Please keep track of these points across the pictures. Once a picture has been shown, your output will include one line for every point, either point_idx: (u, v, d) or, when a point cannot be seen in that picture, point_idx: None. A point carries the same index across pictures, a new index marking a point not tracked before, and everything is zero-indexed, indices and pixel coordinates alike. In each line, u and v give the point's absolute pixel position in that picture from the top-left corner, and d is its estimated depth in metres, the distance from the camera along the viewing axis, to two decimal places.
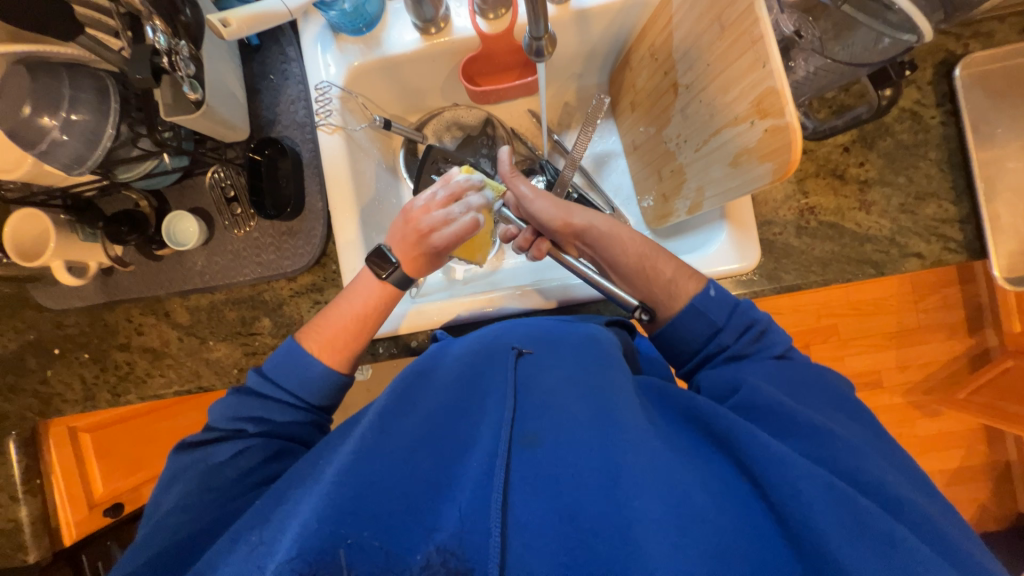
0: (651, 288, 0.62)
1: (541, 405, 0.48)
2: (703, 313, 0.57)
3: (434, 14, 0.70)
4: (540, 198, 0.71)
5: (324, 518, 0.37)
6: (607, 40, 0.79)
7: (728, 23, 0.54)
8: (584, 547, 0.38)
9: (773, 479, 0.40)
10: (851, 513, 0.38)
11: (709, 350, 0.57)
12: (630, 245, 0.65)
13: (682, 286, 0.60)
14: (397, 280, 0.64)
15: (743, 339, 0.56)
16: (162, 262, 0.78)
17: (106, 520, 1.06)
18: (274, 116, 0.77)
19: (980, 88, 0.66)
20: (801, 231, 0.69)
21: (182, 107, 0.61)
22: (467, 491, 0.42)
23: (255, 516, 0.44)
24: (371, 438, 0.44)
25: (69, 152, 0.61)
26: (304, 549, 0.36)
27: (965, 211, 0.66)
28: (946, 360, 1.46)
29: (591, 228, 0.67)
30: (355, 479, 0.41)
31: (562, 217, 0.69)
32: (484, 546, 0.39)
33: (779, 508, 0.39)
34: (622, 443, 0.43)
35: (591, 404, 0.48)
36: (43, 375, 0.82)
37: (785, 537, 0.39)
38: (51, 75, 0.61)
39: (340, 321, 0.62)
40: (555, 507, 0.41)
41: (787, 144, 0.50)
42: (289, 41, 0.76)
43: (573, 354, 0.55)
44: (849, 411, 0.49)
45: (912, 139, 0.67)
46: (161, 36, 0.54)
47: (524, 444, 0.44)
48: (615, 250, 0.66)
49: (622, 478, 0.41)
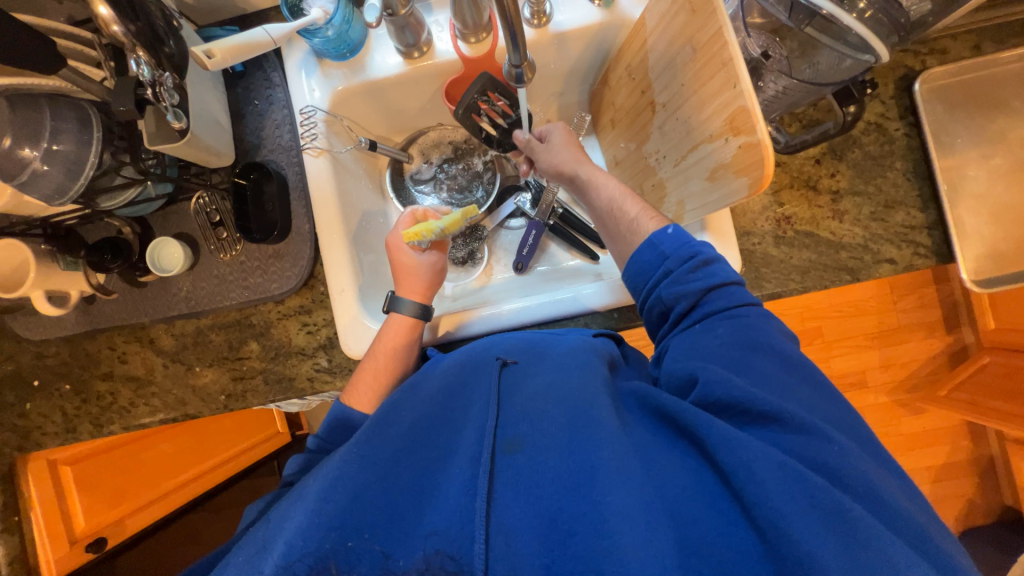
0: (617, 226, 0.66)
1: (522, 410, 0.49)
2: (654, 245, 0.58)
3: (416, 39, 0.72)
4: (556, 136, 0.75)
5: (312, 533, 0.39)
6: (586, 60, 0.82)
7: (700, 45, 0.56)
8: (562, 545, 0.39)
9: (743, 478, 0.40)
10: (802, 488, 0.39)
11: (656, 278, 0.58)
12: (608, 184, 0.68)
13: (643, 224, 0.63)
14: (416, 312, 0.71)
15: (688, 266, 0.56)
16: (146, 288, 0.77)
17: (88, 556, 1.02)
18: (259, 140, 0.77)
19: (940, 101, 0.69)
20: (779, 241, 0.71)
21: (164, 135, 0.61)
22: (454, 496, 0.43)
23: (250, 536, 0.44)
24: (358, 450, 0.45)
25: (49, 183, 0.61)
26: (301, 554, 0.38)
27: (932, 217, 0.69)
28: (926, 358, 1.50)
29: (582, 166, 0.71)
30: (344, 491, 0.41)
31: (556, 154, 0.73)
32: (471, 549, 0.40)
33: (746, 498, 0.40)
34: (597, 440, 0.43)
35: (569, 405, 0.48)
36: (23, 408, 0.80)
37: (750, 522, 0.39)
38: (32, 107, 0.61)
39: (367, 366, 0.67)
40: (535, 511, 0.41)
41: (760, 160, 0.52)
42: (273, 66, 0.77)
43: (557, 360, 0.56)
44: (814, 388, 0.50)
45: (879, 150, 0.70)
46: (145, 67, 0.53)
47: (507, 450, 0.45)
48: (591, 187, 0.70)
49: (598, 476, 0.41)
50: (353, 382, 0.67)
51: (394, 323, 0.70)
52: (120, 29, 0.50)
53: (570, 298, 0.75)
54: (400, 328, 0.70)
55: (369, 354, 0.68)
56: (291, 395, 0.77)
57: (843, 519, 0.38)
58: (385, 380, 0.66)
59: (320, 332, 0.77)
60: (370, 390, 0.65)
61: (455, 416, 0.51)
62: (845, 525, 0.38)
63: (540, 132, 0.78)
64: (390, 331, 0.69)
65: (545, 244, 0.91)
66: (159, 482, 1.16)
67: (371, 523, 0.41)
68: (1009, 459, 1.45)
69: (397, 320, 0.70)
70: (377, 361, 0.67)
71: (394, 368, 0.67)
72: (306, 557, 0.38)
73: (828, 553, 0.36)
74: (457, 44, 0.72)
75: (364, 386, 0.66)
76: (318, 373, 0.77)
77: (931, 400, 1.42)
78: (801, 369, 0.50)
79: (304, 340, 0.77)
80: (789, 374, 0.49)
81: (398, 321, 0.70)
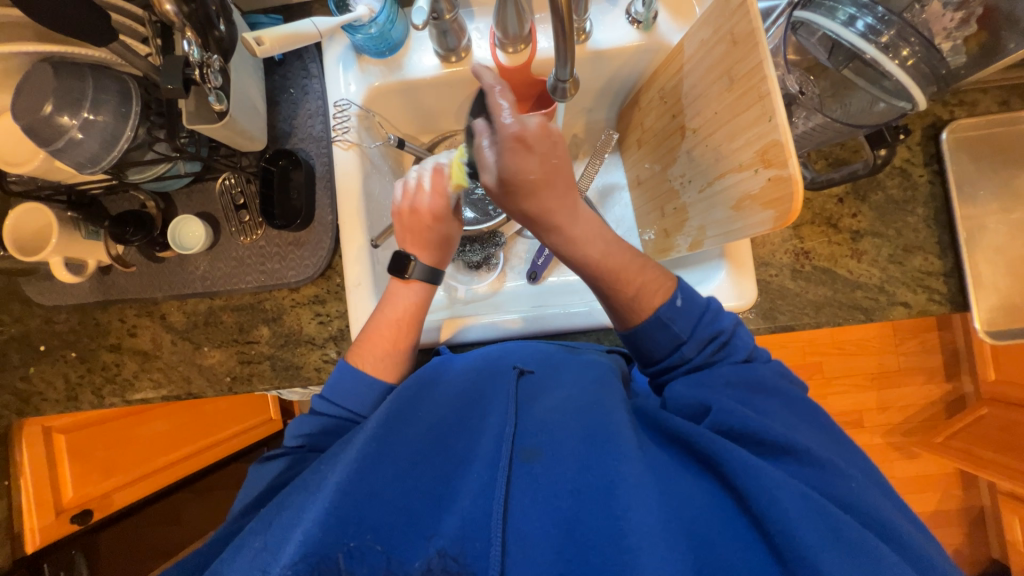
0: (614, 302, 0.59)
1: (541, 421, 0.50)
2: (667, 325, 0.57)
3: (457, 44, 0.73)
4: (497, 166, 0.53)
5: (328, 525, 0.39)
6: (619, 80, 0.83)
7: (738, 76, 0.58)
8: (578, 557, 0.39)
9: (759, 498, 0.41)
10: (830, 526, 0.39)
11: (671, 359, 0.58)
12: (594, 261, 0.57)
13: (645, 301, 0.58)
14: (422, 275, 0.66)
15: (706, 351, 0.57)
16: (164, 264, 0.77)
17: (71, 528, 0.99)
18: (290, 129, 0.78)
19: (965, 152, 0.70)
20: (796, 275, 0.72)
21: (204, 116, 0.62)
22: (473, 496, 0.43)
23: (258, 525, 0.43)
24: (373, 446, 0.46)
25: (84, 152, 0.61)
26: (311, 549, 0.37)
27: (949, 265, 0.70)
28: (924, 403, 1.50)
29: (564, 230, 0.56)
30: (361, 483, 0.42)
31: (520, 199, 0.54)
32: (485, 553, 0.40)
33: (763, 521, 0.40)
34: (616, 453, 0.44)
35: (587, 420, 0.49)
36: (25, 372, 0.80)
37: (768, 547, 0.39)
38: (75, 75, 0.61)
39: (375, 327, 0.64)
40: (553, 520, 0.41)
41: (789, 194, 0.53)
42: (312, 57, 0.78)
43: (573, 375, 0.57)
44: (804, 415, 0.52)
45: (901, 195, 0.71)
46: (196, 48, 0.54)
47: (524, 458, 0.46)
48: (576, 264, 0.58)
49: (619, 490, 0.42)
50: (356, 340, 0.65)
51: (408, 292, 0.66)
52: (172, 9, 0.51)
53: (586, 312, 0.75)
54: (408, 301, 0.66)
55: (373, 320, 0.65)
56: (296, 383, 0.77)
57: (866, 554, 0.38)
58: (388, 347, 0.63)
59: (332, 323, 0.77)
60: (376, 355, 0.63)
61: (472, 423, 0.52)
62: (863, 554, 0.38)
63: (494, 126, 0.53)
64: (395, 305, 0.65)
65: (560, 257, 0.92)
66: (153, 457, 1.16)
67: (380, 524, 0.40)
68: (999, 511, 1.45)
69: (406, 297, 0.66)
70: (399, 333, 0.64)
71: (401, 338, 0.64)
72: (310, 557, 0.37)
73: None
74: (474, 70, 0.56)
75: (365, 347, 0.63)
76: (325, 364, 0.77)
77: (926, 445, 1.42)
78: (789, 400, 0.53)
79: (316, 329, 0.77)
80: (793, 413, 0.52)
81: (408, 288, 0.66)
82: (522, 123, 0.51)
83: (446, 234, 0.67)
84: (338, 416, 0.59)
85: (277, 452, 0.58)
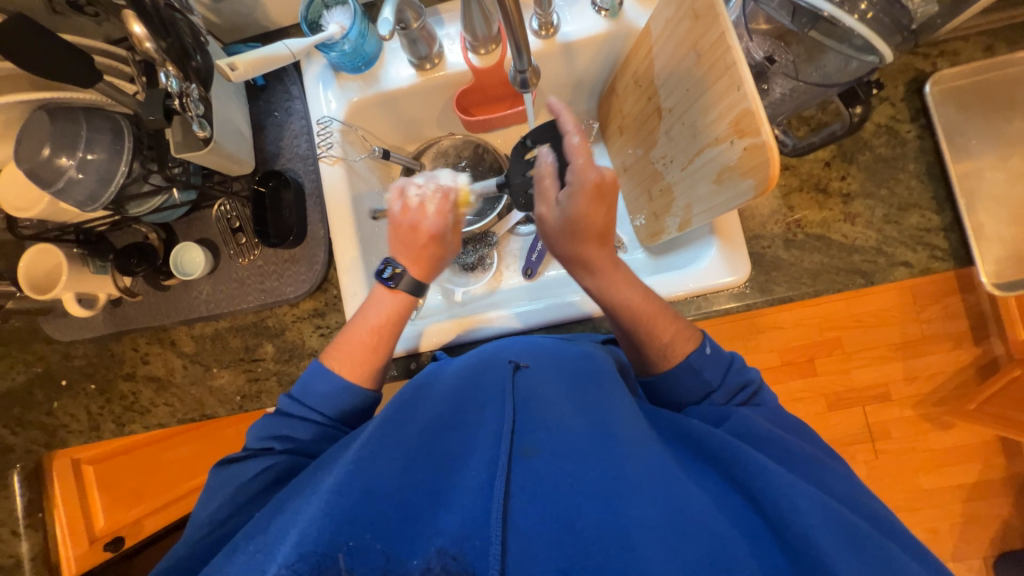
0: (645, 350, 0.61)
1: (538, 416, 0.49)
2: (697, 371, 0.58)
3: (428, 51, 0.74)
4: (570, 210, 0.57)
5: (325, 526, 0.39)
6: (593, 70, 0.83)
7: (704, 50, 0.58)
8: (579, 553, 0.39)
9: (768, 494, 0.43)
10: (845, 529, 0.41)
11: (692, 400, 0.59)
12: (636, 304, 0.59)
13: (677, 349, 0.59)
14: (408, 287, 0.64)
15: (735, 399, 0.58)
16: (169, 292, 0.80)
17: (105, 555, 1.05)
18: (278, 150, 0.81)
19: (952, 103, 0.68)
20: (789, 244, 0.71)
21: (191, 145, 0.65)
22: (471, 494, 0.44)
23: (254, 528, 0.44)
24: (369, 447, 0.46)
25: (83, 190, 0.65)
26: (309, 550, 0.38)
27: (948, 219, 0.68)
28: (952, 370, 1.24)
29: (609, 269, 0.60)
30: (359, 484, 0.42)
31: (584, 241, 0.58)
32: (485, 550, 0.40)
33: (776, 520, 0.42)
34: (619, 453, 0.45)
35: (591, 418, 0.49)
36: (50, 407, 0.84)
37: (781, 548, 0.41)
38: (70, 118, 0.65)
39: (357, 335, 0.62)
40: (554, 515, 0.42)
41: (765, 161, 0.53)
42: (292, 80, 0.81)
43: (569, 370, 0.57)
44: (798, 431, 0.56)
45: (890, 153, 0.70)
46: (173, 80, 0.56)
47: (523, 453, 0.46)
48: (616, 308, 0.60)
49: (621, 489, 0.43)
50: (334, 343, 0.63)
51: (394, 300, 0.64)
52: (152, 46, 0.53)
53: (581, 302, 0.75)
54: (391, 305, 0.63)
55: (350, 327, 0.63)
56: None
57: (875, 554, 0.40)
58: (369, 354, 0.61)
59: (333, 334, 0.79)
60: (350, 358, 0.61)
61: (469, 419, 0.52)
62: (877, 560, 0.39)
63: (571, 167, 0.58)
64: (376, 309, 0.63)
65: None
66: (178, 483, 1.14)
67: (377, 525, 0.41)
68: None
69: (389, 303, 0.64)
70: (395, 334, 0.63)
71: (381, 346, 0.62)
72: (309, 556, 0.37)
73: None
74: (550, 108, 0.61)
75: (343, 354, 0.61)
76: None
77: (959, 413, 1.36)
78: (794, 427, 0.56)
79: (318, 342, 0.79)
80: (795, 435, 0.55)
81: (393, 297, 0.63)
82: (600, 173, 0.57)
83: (441, 253, 0.65)
84: (317, 423, 0.58)
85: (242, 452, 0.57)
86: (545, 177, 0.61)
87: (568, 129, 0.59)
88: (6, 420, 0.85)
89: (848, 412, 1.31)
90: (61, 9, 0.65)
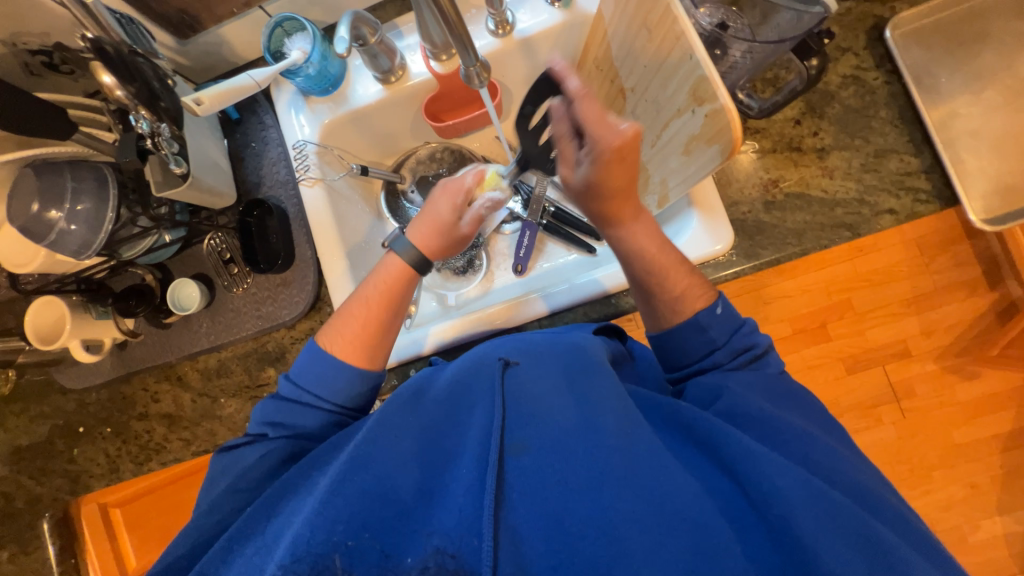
0: (654, 301, 0.61)
1: (528, 411, 0.48)
2: (703, 330, 0.57)
3: (390, 64, 0.76)
4: (593, 176, 0.59)
5: (316, 527, 0.40)
6: (556, 62, 0.84)
7: (654, 24, 0.58)
8: (568, 547, 0.40)
9: (752, 477, 0.43)
10: (829, 508, 0.41)
11: (702, 365, 0.57)
12: (650, 254, 0.61)
13: (688, 303, 0.59)
14: (408, 258, 0.65)
15: (738, 359, 0.56)
16: (170, 329, 0.82)
17: None
18: (259, 179, 0.83)
19: (913, 46, 0.69)
20: (769, 207, 0.70)
21: (171, 182, 0.68)
22: (460, 495, 0.44)
23: (252, 520, 0.45)
24: (363, 447, 0.46)
25: (76, 240, 0.67)
26: (304, 551, 0.39)
27: (927, 161, 0.67)
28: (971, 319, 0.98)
29: (631, 223, 0.62)
30: (353, 486, 0.43)
31: (606, 203, 0.61)
32: (479, 547, 0.41)
33: (762, 504, 0.42)
34: (606, 446, 0.45)
35: (581, 411, 0.48)
36: (71, 454, 0.87)
37: (767, 530, 0.41)
38: (55, 172, 0.68)
39: (353, 312, 0.62)
40: (544, 511, 0.42)
41: (727, 124, 0.53)
42: (265, 109, 0.83)
43: (558, 361, 0.56)
44: (803, 407, 0.53)
45: (860, 102, 0.69)
46: (145, 122, 0.60)
47: (512, 451, 0.45)
48: (632, 256, 0.62)
49: (608, 482, 0.42)
50: (334, 318, 0.64)
51: (388, 269, 0.65)
52: (122, 93, 0.57)
53: (571, 290, 0.77)
54: (382, 269, 0.65)
55: (349, 301, 0.64)
56: None
57: (859, 535, 0.40)
58: (365, 326, 0.62)
59: None
60: (346, 336, 0.61)
61: (459, 420, 0.51)
62: (860, 538, 0.40)
63: (588, 135, 0.57)
64: (374, 280, 0.64)
65: (541, 244, 0.94)
66: None
67: (372, 523, 0.41)
68: None
69: (388, 271, 0.65)
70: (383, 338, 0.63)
71: (374, 313, 0.62)
72: (307, 557, 0.39)
73: (835, 556, 0.38)
74: (553, 67, 0.57)
75: (339, 327, 0.62)
76: None
77: None
78: (798, 400, 0.54)
79: None
80: (799, 408, 0.53)
81: (387, 259, 0.66)
82: (619, 136, 0.56)
83: (445, 220, 0.67)
84: (323, 409, 0.58)
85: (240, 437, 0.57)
86: (561, 139, 0.62)
87: (576, 96, 0.57)
88: (29, 470, 0.88)
89: (866, 373, 1.03)
90: (38, 69, 0.69)
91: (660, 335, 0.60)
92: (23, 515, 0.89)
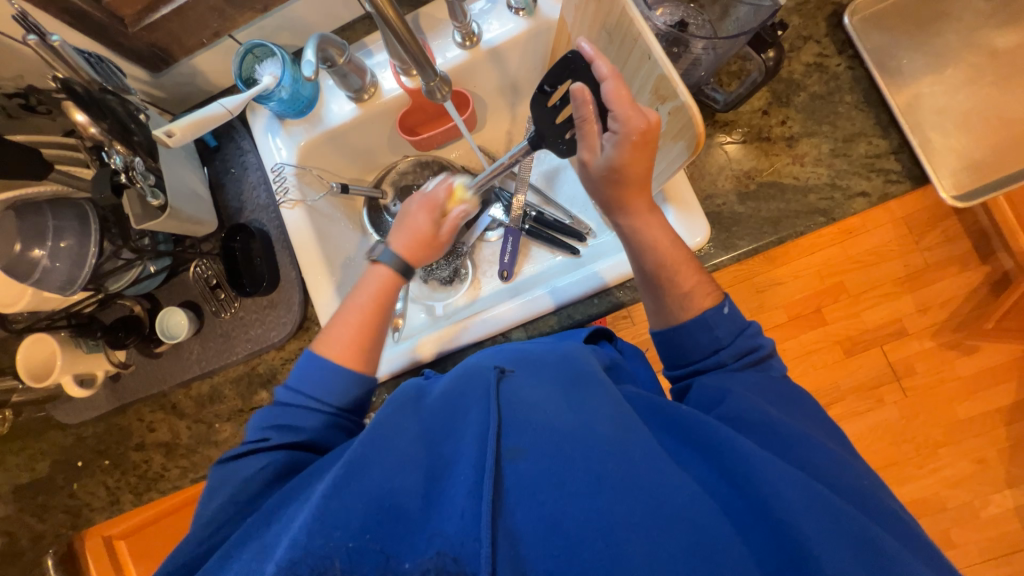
0: (662, 297, 0.61)
1: (524, 417, 0.48)
2: (709, 328, 0.57)
3: (361, 82, 0.77)
4: (616, 160, 0.58)
5: (315, 531, 0.41)
6: (525, 69, 0.85)
7: (614, 26, 0.59)
8: (568, 548, 0.40)
9: (755, 477, 0.43)
10: (824, 509, 0.41)
11: (705, 364, 0.57)
12: (662, 248, 0.61)
13: (695, 301, 0.60)
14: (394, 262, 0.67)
15: (743, 360, 0.56)
16: (161, 358, 0.83)
17: None
18: (240, 204, 0.84)
19: (872, 31, 0.70)
20: (744, 197, 0.70)
21: (149, 214, 0.68)
22: (460, 500, 0.43)
23: (245, 534, 0.46)
24: (361, 451, 0.46)
25: (60, 276, 0.68)
26: (303, 554, 0.40)
27: (896, 142, 0.68)
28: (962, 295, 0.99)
29: (643, 213, 0.62)
30: (355, 491, 0.43)
31: (624, 189, 0.60)
32: (478, 552, 0.40)
33: (763, 503, 0.42)
34: (603, 450, 0.45)
35: (580, 417, 0.48)
36: (71, 489, 0.87)
37: (765, 528, 0.41)
38: (36, 212, 0.69)
39: (350, 318, 0.63)
40: (542, 515, 0.42)
41: (690, 121, 0.53)
42: (242, 135, 0.85)
43: (555, 370, 0.56)
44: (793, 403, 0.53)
45: (825, 89, 0.70)
46: (118, 157, 0.63)
47: (509, 455, 0.45)
48: (644, 249, 0.62)
49: (606, 484, 0.42)
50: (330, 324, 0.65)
51: (376, 275, 0.66)
52: (95, 130, 0.61)
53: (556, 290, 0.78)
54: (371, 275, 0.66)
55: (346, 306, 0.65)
56: None
57: (849, 531, 0.40)
58: (359, 332, 0.63)
59: None
60: (343, 341, 0.62)
61: (455, 426, 0.50)
62: (852, 535, 0.40)
63: (612, 115, 0.57)
64: (365, 283, 0.66)
65: (526, 249, 0.94)
66: None
67: (373, 525, 0.42)
68: None
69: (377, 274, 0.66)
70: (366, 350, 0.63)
71: (373, 323, 0.63)
72: (308, 558, 0.40)
73: (826, 548, 0.39)
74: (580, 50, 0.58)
75: (343, 335, 0.63)
76: None
77: None
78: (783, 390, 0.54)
79: None
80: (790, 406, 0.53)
81: (375, 270, 0.66)
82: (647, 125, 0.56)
83: (421, 223, 0.69)
84: (332, 408, 0.58)
85: (240, 448, 0.55)
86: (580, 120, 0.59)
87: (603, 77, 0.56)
88: (31, 508, 0.88)
89: (863, 356, 1.03)
90: (16, 112, 0.69)
91: (664, 331, 0.61)
92: (27, 553, 0.88)
